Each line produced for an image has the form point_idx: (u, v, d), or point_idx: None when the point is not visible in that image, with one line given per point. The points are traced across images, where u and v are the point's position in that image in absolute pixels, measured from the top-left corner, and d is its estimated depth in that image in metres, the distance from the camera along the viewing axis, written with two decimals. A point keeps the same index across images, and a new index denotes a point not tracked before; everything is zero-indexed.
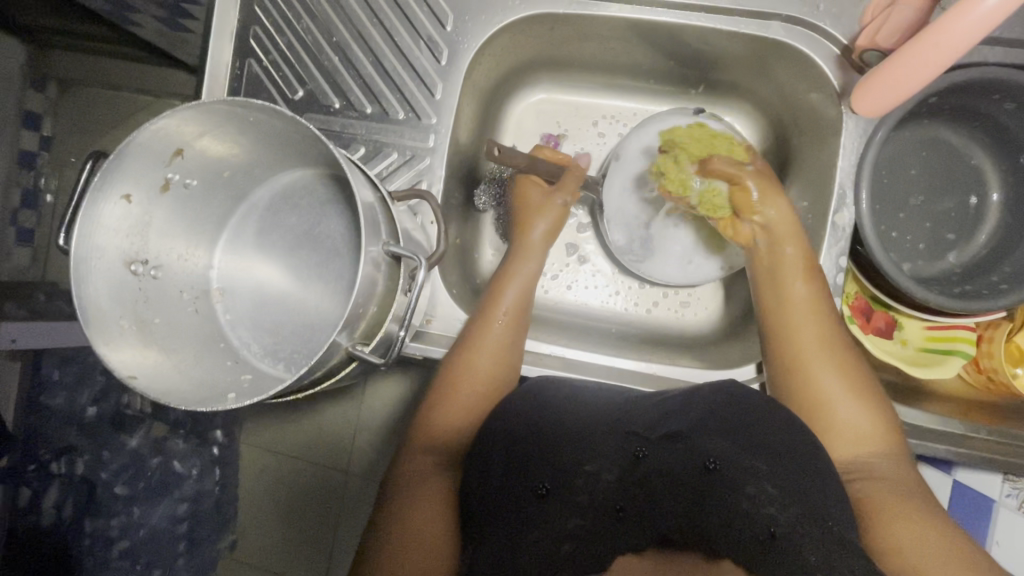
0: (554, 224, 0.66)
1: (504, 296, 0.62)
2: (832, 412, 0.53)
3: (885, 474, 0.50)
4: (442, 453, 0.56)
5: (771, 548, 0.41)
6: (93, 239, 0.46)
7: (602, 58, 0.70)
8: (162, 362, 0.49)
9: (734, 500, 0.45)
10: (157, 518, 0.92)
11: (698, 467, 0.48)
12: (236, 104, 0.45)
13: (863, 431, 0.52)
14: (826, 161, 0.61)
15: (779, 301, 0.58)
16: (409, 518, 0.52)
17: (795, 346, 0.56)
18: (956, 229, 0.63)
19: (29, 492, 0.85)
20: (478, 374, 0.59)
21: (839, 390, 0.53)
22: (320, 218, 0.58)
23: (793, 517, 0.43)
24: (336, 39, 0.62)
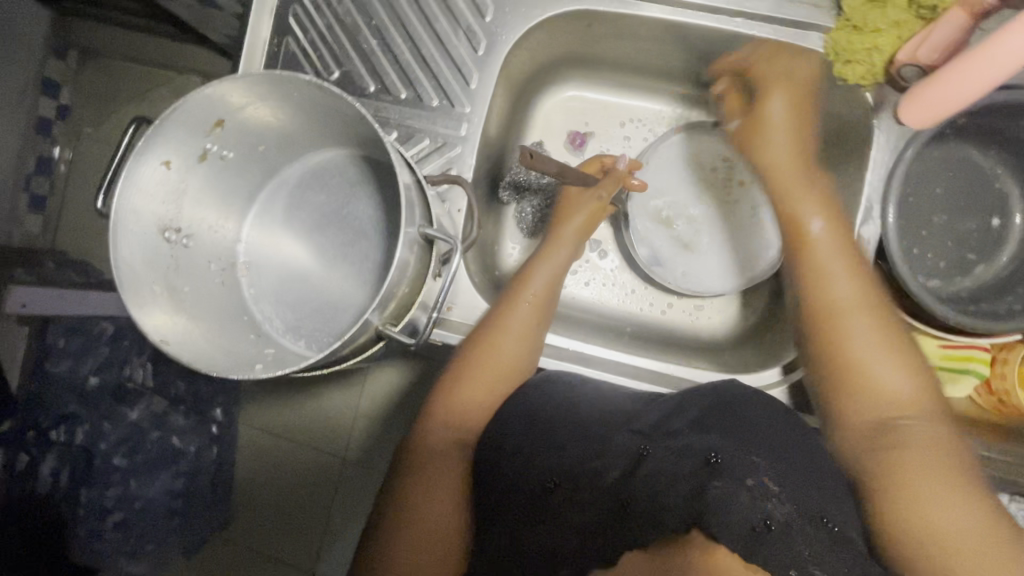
0: (593, 214, 0.66)
1: (527, 287, 0.61)
2: (867, 371, 0.49)
3: (923, 437, 0.45)
4: (461, 433, 0.56)
5: (763, 539, 0.38)
6: (131, 203, 0.47)
7: (634, 59, 0.71)
8: (190, 329, 0.49)
9: (737, 491, 0.41)
10: (155, 491, 0.89)
11: (695, 461, 0.44)
12: (284, 78, 0.45)
13: (903, 395, 0.48)
14: (855, 174, 0.62)
15: (809, 267, 0.54)
16: (427, 495, 0.52)
17: (827, 313, 0.51)
18: (978, 250, 0.64)
19: (27, 458, 0.84)
20: (498, 363, 0.58)
21: (878, 359, 0.49)
22: (350, 198, 0.58)
23: (786, 515, 0.40)
24: (375, 22, 0.63)
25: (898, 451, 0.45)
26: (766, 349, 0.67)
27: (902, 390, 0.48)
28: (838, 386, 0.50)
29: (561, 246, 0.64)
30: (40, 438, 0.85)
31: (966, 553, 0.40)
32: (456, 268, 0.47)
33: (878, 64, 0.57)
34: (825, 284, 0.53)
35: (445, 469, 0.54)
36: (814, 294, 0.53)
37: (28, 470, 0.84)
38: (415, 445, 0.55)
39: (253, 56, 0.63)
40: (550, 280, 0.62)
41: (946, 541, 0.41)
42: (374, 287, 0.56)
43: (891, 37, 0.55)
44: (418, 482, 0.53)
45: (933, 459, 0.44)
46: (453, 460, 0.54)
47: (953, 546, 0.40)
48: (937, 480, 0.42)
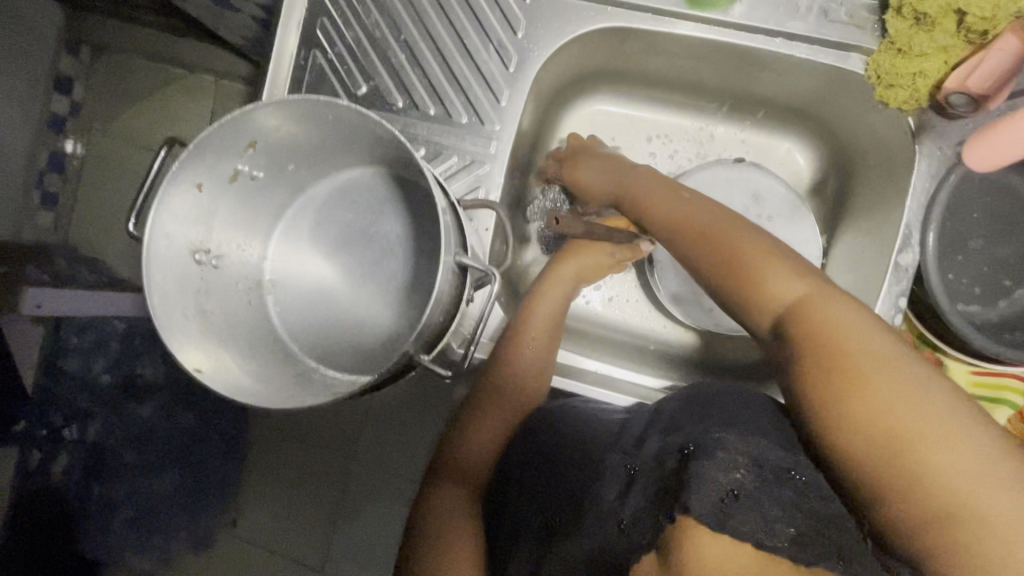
0: (596, 255, 0.64)
1: (532, 319, 0.62)
2: (762, 283, 0.45)
3: (840, 324, 0.40)
4: (474, 480, 0.57)
5: (733, 508, 0.33)
6: (162, 227, 0.46)
7: (664, 74, 0.69)
8: (220, 356, 0.49)
9: (703, 467, 0.35)
10: (163, 484, 0.92)
11: (672, 455, 0.39)
12: (320, 102, 0.44)
13: (802, 296, 0.44)
14: (892, 197, 0.60)
15: (679, 213, 0.53)
16: (438, 542, 0.51)
17: (733, 257, 0.47)
18: (1014, 277, 0.63)
19: (39, 455, 0.86)
20: (508, 398, 0.59)
21: (784, 281, 0.45)
22: (378, 217, 0.57)
23: (753, 483, 0.35)
24: (404, 37, 0.61)
25: (835, 360, 0.39)
26: None
27: (795, 298, 0.44)
28: (744, 303, 0.46)
29: (556, 285, 0.63)
30: (51, 437, 0.86)
31: (949, 482, 0.34)
32: (492, 298, 0.46)
33: (922, 89, 0.55)
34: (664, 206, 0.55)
35: (458, 517, 0.53)
36: (680, 223, 0.52)
37: (40, 466, 0.86)
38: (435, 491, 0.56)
39: (279, 68, 0.62)
40: (551, 315, 0.62)
41: (934, 481, 0.34)
42: (403, 309, 0.55)
43: (937, 63, 0.54)
44: (432, 531, 0.52)
45: (862, 360, 0.38)
46: (466, 508, 0.54)
47: (939, 483, 0.34)
48: (893, 398, 0.36)
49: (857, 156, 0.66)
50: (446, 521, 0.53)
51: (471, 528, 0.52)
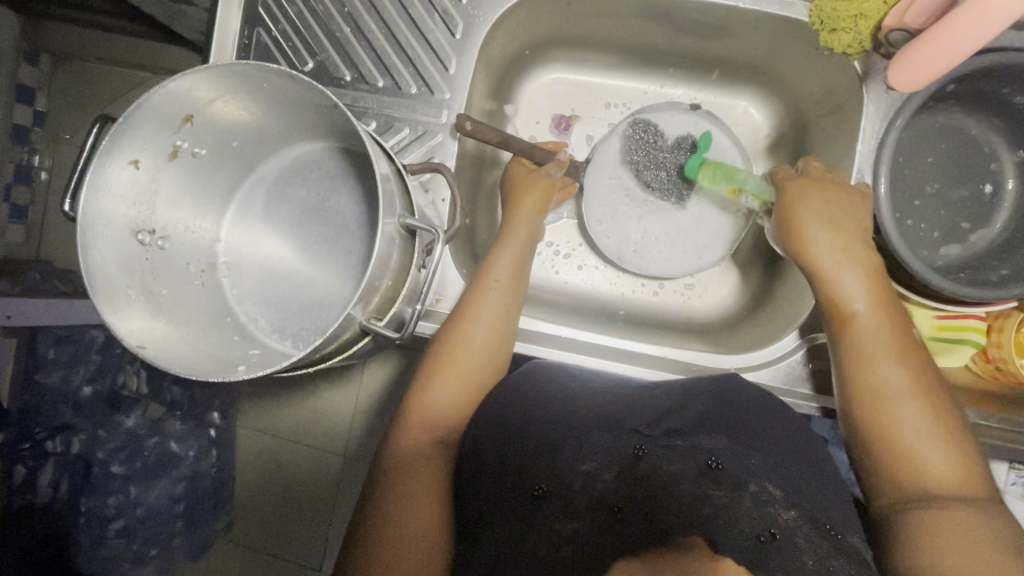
0: (542, 198, 0.64)
1: (496, 267, 0.59)
2: (875, 375, 0.49)
3: (928, 452, 0.47)
4: (438, 431, 0.56)
5: (768, 549, 0.43)
6: (100, 206, 0.45)
7: (616, 37, 0.69)
8: (170, 333, 0.48)
9: (743, 504, 0.45)
10: (154, 497, 0.87)
11: (699, 465, 0.48)
12: (251, 67, 0.43)
13: (907, 394, 0.48)
14: (845, 145, 0.61)
15: (826, 268, 0.53)
16: (409, 492, 0.53)
17: (842, 310, 0.52)
18: (970, 217, 0.63)
19: (24, 470, 0.82)
20: (470, 348, 0.57)
21: (887, 356, 0.50)
22: (331, 192, 0.57)
23: (792, 521, 0.44)
24: (347, 9, 0.61)
25: (904, 458, 0.47)
26: (762, 325, 0.67)
27: (906, 385, 0.49)
28: (858, 401, 0.50)
29: (516, 230, 0.62)
30: (36, 449, 0.83)
31: (946, 540, 0.43)
32: (439, 258, 0.45)
33: (864, 30, 0.55)
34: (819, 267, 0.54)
35: (422, 466, 0.54)
36: (823, 281, 0.53)
37: (27, 482, 0.82)
38: (396, 444, 0.55)
39: (223, 50, 0.61)
40: (514, 265, 0.60)
41: (942, 538, 0.43)
42: (360, 281, 0.55)
43: (875, 4, 0.54)
44: (398, 478, 0.53)
45: (920, 458, 0.47)
46: (429, 458, 0.55)
47: (939, 537, 0.44)
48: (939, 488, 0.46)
49: (812, 109, 0.66)
50: (410, 469, 0.54)
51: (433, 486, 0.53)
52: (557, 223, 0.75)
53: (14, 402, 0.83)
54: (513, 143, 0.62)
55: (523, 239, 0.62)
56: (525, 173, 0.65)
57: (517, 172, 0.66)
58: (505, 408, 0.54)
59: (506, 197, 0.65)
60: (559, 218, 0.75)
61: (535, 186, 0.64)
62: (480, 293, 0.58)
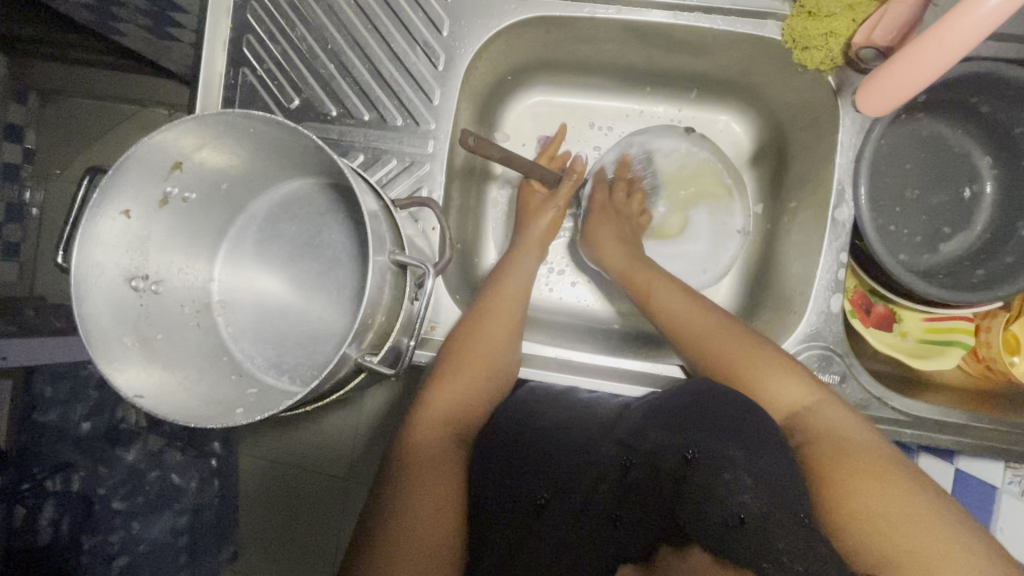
0: (557, 220, 0.68)
1: (512, 280, 0.64)
2: (746, 371, 0.54)
3: (828, 424, 0.49)
4: (455, 430, 0.56)
5: (742, 533, 0.40)
6: (92, 257, 0.45)
7: (596, 59, 0.70)
8: (167, 378, 0.48)
9: (715, 486, 0.43)
10: (157, 532, 0.87)
11: (676, 458, 0.47)
12: (237, 115, 0.44)
13: (791, 394, 0.52)
14: (825, 157, 0.62)
15: (681, 314, 0.59)
16: (427, 482, 0.51)
17: (689, 327, 0.58)
18: (951, 220, 0.64)
19: (24, 510, 0.81)
20: (491, 346, 0.60)
21: (764, 360, 0.54)
22: (322, 227, 0.57)
23: (764, 504, 0.41)
24: (331, 46, 0.62)
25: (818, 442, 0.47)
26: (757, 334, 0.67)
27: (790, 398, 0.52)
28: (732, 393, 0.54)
29: (530, 245, 0.67)
30: (35, 490, 0.82)
31: (876, 535, 0.40)
32: (431, 292, 0.46)
33: (835, 48, 0.57)
34: (665, 315, 0.60)
35: (437, 460, 0.53)
36: (670, 321, 0.60)
37: (28, 522, 0.81)
38: (410, 445, 0.55)
39: (209, 90, 0.62)
40: (528, 278, 0.65)
41: (865, 524, 0.41)
42: (354, 314, 0.55)
43: (845, 21, 0.56)
44: (416, 471, 0.52)
45: (843, 455, 0.46)
46: (452, 457, 0.54)
47: (859, 526, 0.41)
48: (860, 475, 0.44)
49: (791, 121, 0.67)
50: (422, 462, 0.53)
51: (451, 487, 0.52)
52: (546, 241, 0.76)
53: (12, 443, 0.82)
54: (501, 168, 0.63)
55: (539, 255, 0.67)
56: (539, 199, 0.69)
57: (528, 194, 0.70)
58: (520, 416, 0.58)
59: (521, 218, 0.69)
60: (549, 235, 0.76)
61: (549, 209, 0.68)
62: (493, 301, 0.62)
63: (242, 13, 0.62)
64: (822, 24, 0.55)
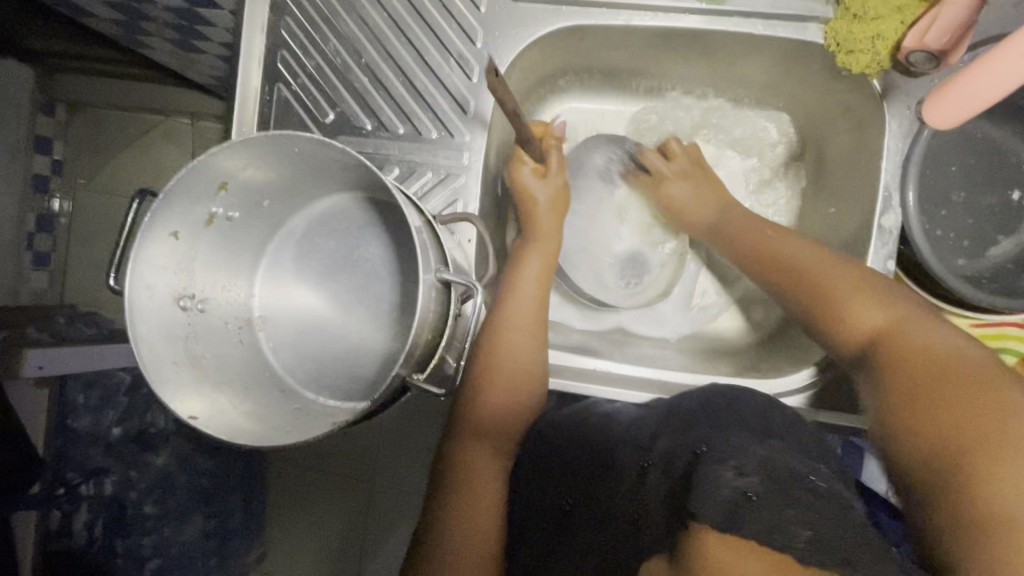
0: (554, 210, 0.64)
1: (524, 277, 0.61)
2: (837, 300, 0.51)
3: (976, 374, 0.40)
4: (495, 440, 0.59)
5: (744, 508, 0.35)
6: (142, 279, 0.46)
7: (628, 65, 0.70)
8: (215, 398, 0.49)
9: (715, 466, 0.39)
10: (188, 535, 0.88)
11: (684, 455, 0.44)
12: (283, 135, 0.44)
13: (938, 353, 0.43)
14: (868, 161, 0.60)
15: (762, 243, 0.60)
16: (467, 492, 0.57)
17: (817, 279, 0.54)
18: (999, 225, 0.63)
19: (60, 514, 0.84)
20: (510, 352, 0.58)
21: (931, 342, 0.44)
22: (359, 242, 0.57)
23: (768, 489, 0.37)
24: (365, 60, 0.62)
25: (993, 436, 0.36)
26: (796, 342, 0.66)
27: (879, 327, 0.48)
28: (816, 307, 0.53)
29: (540, 239, 0.63)
30: (71, 494, 0.85)
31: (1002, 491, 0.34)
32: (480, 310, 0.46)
33: (882, 51, 0.55)
34: (801, 263, 0.56)
35: (487, 471, 0.58)
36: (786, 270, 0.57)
37: (64, 525, 0.84)
38: (455, 458, 0.58)
39: (245, 105, 0.62)
40: (540, 274, 0.62)
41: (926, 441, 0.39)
42: (395, 329, 0.55)
43: (893, 24, 0.55)
44: (454, 482, 0.57)
45: (991, 429, 0.36)
46: (487, 464, 0.58)
47: (1003, 497, 0.33)
48: (993, 459, 0.35)
49: (831, 124, 0.66)
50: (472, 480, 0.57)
51: (493, 493, 0.57)
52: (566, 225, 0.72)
53: (49, 448, 0.84)
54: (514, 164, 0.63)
55: (552, 247, 0.63)
56: (531, 180, 0.63)
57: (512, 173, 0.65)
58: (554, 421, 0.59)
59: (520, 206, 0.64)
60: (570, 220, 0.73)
61: (545, 195, 0.63)
62: (508, 307, 0.59)
63: (276, 28, 0.63)
64: (869, 27, 0.55)
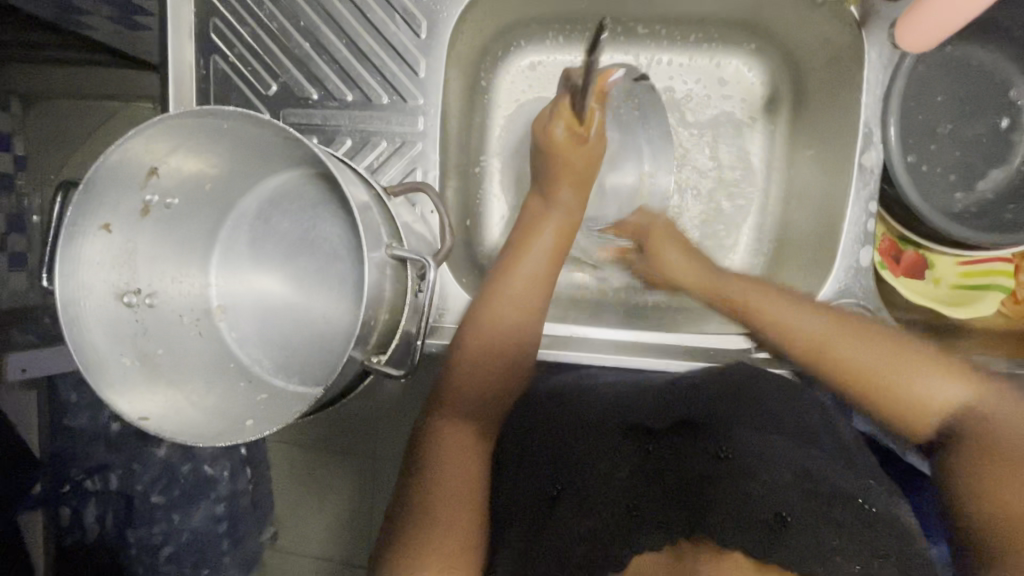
0: (578, 181, 0.60)
1: (532, 249, 0.60)
2: (850, 360, 0.54)
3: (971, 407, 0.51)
4: (479, 412, 0.59)
5: (780, 532, 0.50)
6: (78, 277, 0.44)
7: (593, 10, 0.65)
8: (170, 395, 0.47)
9: (739, 490, 0.54)
10: (197, 521, 0.86)
11: (707, 454, 0.57)
12: (203, 113, 0.41)
13: (930, 403, 0.52)
14: (847, 97, 0.57)
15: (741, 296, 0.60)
16: (446, 472, 0.55)
17: (712, 287, 0.62)
18: (987, 156, 0.59)
19: (69, 510, 0.83)
20: (501, 324, 0.57)
21: (863, 356, 0.54)
22: (315, 220, 0.53)
23: (798, 511, 0.51)
24: (303, 23, 0.57)
25: (986, 443, 0.49)
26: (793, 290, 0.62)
27: (881, 365, 0.54)
28: (814, 365, 0.56)
29: (555, 209, 0.60)
30: (77, 490, 0.83)
31: (994, 491, 0.48)
32: (434, 283, 0.43)
33: None
34: (767, 320, 0.57)
35: (463, 447, 0.57)
36: (727, 293, 0.61)
37: (74, 520, 0.84)
38: (432, 436, 0.57)
39: (181, 81, 0.58)
40: (549, 252, 0.60)
41: (1005, 496, 0.47)
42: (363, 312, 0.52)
43: None
44: (437, 458, 0.56)
45: (1008, 441, 0.49)
46: (473, 445, 0.58)
47: (971, 479, 0.49)
48: (1005, 477, 0.48)
49: (808, 61, 0.62)
50: (450, 455, 0.56)
51: (472, 473, 0.56)
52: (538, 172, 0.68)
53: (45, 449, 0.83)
54: (552, 105, 0.59)
55: (567, 219, 0.60)
56: (565, 137, 0.58)
57: (540, 123, 0.60)
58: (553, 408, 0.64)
59: (546, 163, 0.59)
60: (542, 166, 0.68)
61: (578, 157, 0.59)
62: (507, 281, 0.58)
63: None
64: None
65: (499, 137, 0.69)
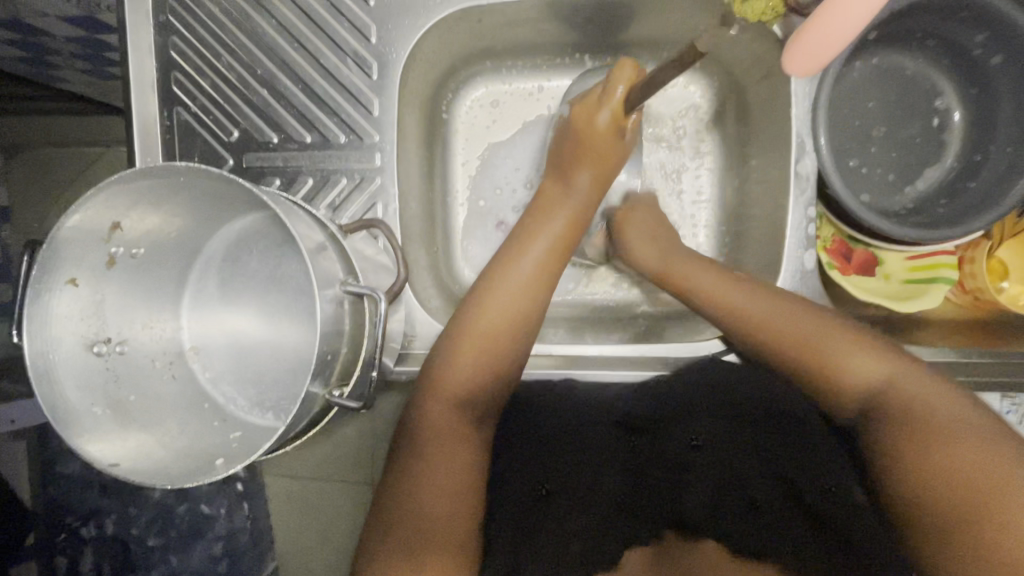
0: (600, 172, 0.61)
1: (536, 238, 0.60)
2: (819, 351, 0.53)
3: (932, 402, 0.46)
4: (472, 400, 0.57)
5: (752, 518, 0.53)
6: (47, 332, 0.46)
7: (540, 39, 0.68)
8: (143, 440, 0.49)
9: (718, 473, 0.57)
10: (196, 560, 0.87)
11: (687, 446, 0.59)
12: (160, 169, 0.43)
13: (933, 404, 0.46)
14: (781, 109, 0.60)
15: (703, 289, 0.60)
16: (437, 456, 0.54)
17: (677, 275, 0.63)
18: (922, 155, 0.62)
19: (66, 560, 0.83)
20: (499, 310, 0.57)
21: (921, 391, 0.47)
22: (280, 261, 0.55)
23: (769, 497, 0.55)
24: (260, 72, 0.60)
25: (944, 442, 0.43)
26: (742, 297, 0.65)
27: (882, 378, 0.50)
28: (799, 359, 0.54)
29: (574, 196, 0.61)
30: (73, 538, 0.83)
31: (966, 473, 0.41)
32: (386, 317, 0.45)
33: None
34: (720, 300, 0.59)
35: (454, 437, 0.55)
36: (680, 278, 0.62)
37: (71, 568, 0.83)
38: (418, 424, 0.56)
39: (147, 132, 0.60)
40: (557, 239, 0.60)
41: (953, 471, 0.42)
42: None
43: None
44: (426, 447, 0.54)
45: (965, 438, 0.43)
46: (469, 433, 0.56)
47: (954, 472, 0.42)
48: (953, 445, 0.43)
49: (745, 75, 0.65)
50: (445, 447, 0.54)
51: (468, 463, 0.55)
52: (499, 197, 0.72)
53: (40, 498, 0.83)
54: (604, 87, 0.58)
55: (579, 209, 0.61)
56: (607, 121, 0.58)
57: (582, 108, 0.60)
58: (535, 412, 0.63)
59: (574, 142, 0.60)
60: (502, 193, 0.72)
61: (613, 143, 0.60)
62: (512, 266, 0.59)
63: (164, 50, 0.60)
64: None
65: (461, 163, 0.72)
